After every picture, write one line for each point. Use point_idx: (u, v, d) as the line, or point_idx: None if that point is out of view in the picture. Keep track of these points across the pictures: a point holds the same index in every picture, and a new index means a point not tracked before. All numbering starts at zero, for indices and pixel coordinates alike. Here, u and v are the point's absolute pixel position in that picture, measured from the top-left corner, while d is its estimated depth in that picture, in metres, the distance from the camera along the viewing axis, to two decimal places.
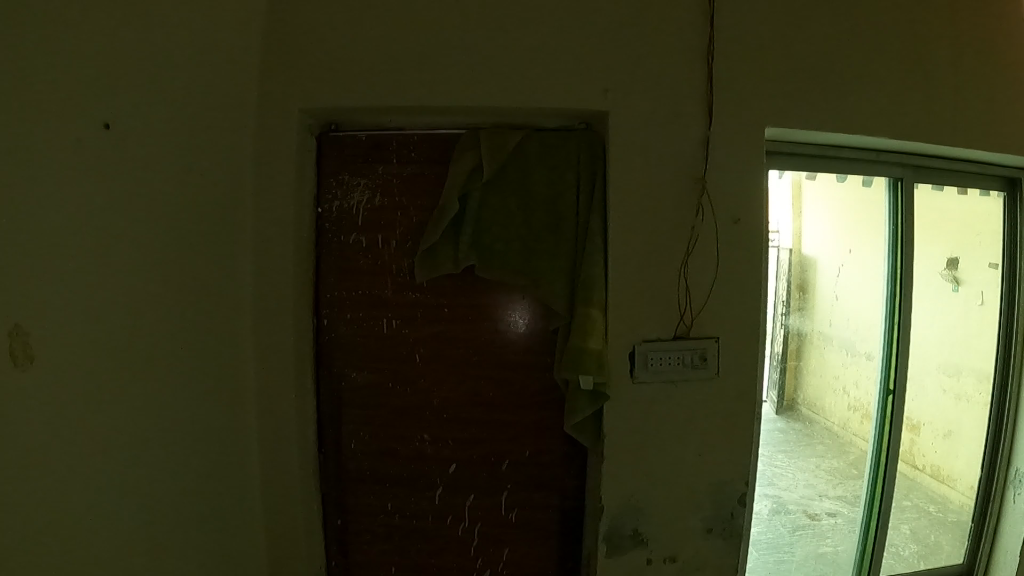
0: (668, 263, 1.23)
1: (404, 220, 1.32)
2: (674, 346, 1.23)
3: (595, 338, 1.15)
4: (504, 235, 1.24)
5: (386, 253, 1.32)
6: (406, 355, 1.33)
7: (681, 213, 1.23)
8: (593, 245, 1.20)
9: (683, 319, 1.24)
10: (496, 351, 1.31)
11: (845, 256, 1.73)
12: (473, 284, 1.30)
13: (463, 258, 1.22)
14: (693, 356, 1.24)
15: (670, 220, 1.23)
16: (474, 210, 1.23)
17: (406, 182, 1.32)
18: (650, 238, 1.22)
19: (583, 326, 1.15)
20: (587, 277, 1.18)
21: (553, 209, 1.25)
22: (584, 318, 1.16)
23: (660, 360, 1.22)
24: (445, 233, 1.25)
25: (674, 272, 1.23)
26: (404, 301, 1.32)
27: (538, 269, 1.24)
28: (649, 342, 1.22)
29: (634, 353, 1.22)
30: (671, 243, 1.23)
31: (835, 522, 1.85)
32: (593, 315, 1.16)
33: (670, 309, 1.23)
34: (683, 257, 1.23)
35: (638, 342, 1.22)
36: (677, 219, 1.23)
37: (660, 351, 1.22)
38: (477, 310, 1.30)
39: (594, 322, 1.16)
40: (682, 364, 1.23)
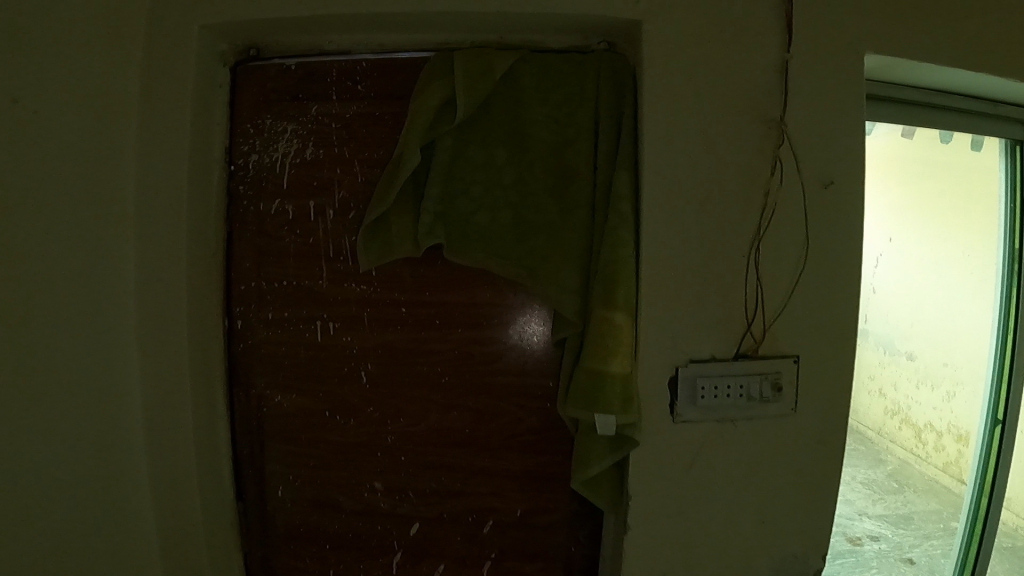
0: (730, 248, 0.83)
1: (347, 181, 0.89)
2: (734, 371, 0.83)
3: (620, 362, 0.76)
4: (484, 204, 0.83)
5: (320, 230, 0.90)
6: (347, 375, 0.91)
7: (749, 173, 0.83)
8: (625, 214, 0.77)
9: (750, 330, 0.84)
10: (472, 372, 0.89)
11: (881, 244, 1.57)
12: (443, 274, 0.88)
13: (421, 237, 0.81)
14: (762, 387, 0.84)
15: (733, 184, 0.83)
16: (441, 165, 0.82)
17: (350, 127, 0.90)
18: (704, 208, 0.82)
19: (601, 341, 0.76)
20: (609, 269, 0.76)
21: (559, 164, 0.84)
22: (601, 330, 0.76)
23: (715, 391, 0.83)
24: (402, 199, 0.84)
25: (738, 263, 0.83)
26: (344, 299, 0.90)
27: (535, 252, 0.83)
28: (700, 366, 0.82)
29: (677, 380, 0.83)
30: (735, 217, 0.83)
31: (879, 549, 1.45)
32: (616, 325, 0.76)
33: (731, 315, 0.83)
34: (753, 237, 0.83)
35: (684, 364, 0.82)
36: (744, 183, 0.83)
37: (715, 379, 0.83)
38: (446, 314, 0.88)
39: (618, 337, 0.76)
40: (745, 398, 0.84)
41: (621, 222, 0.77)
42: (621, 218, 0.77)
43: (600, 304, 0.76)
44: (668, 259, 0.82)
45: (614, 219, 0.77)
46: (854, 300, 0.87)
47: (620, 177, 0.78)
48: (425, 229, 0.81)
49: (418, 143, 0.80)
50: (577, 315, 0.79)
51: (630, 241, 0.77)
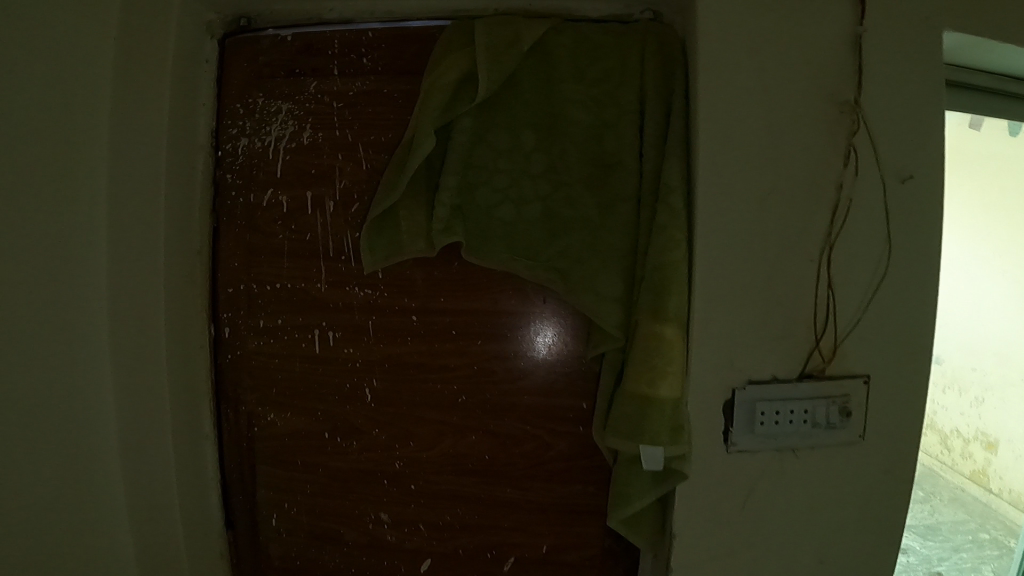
0: (794, 250, 0.71)
1: (348, 169, 0.77)
2: (798, 394, 0.72)
3: (671, 386, 0.64)
4: (509, 196, 0.71)
5: (317, 225, 0.78)
6: (347, 392, 0.79)
7: (818, 164, 0.71)
8: (678, 209, 0.65)
9: (817, 346, 0.72)
10: (494, 392, 0.75)
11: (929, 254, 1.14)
12: (460, 277, 0.74)
13: (436, 234, 0.69)
14: (830, 412, 0.73)
15: (799, 175, 0.71)
16: (460, 151, 0.71)
17: (352, 107, 0.78)
18: (767, 204, 0.70)
19: (648, 360, 0.64)
20: (658, 274, 0.64)
21: (597, 150, 0.71)
22: (648, 347, 0.64)
23: (776, 418, 0.72)
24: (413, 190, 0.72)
25: (804, 268, 0.71)
26: (346, 304, 0.77)
27: (570, 252, 0.71)
28: (759, 389, 0.71)
29: (733, 404, 0.71)
30: (800, 214, 0.71)
31: (905, 562, 1.29)
32: (667, 342, 0.64)
33: (794, 328, 0.72)
34: (823, 238, 0.71)
35: (741, 386, 0.71)
36: (812, 176, 0.71)
37: (776, 404, 0.71)
38: (465, 324, 0.74)
39: (669, 356, 0.64)
40: (810, 426, 0.73)
41: (674, 218, 0.65)
42: (674, 214, 0.65)
43: (647, 316, 0.64)
44: (723, 263, 0.70)
45: (665, 214, 0.65)
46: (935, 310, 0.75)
47: (671, 165, 0.66)
48: (440, 225, 0.69)
49: (432, 124, 0.68)
50: (619, 328, 0.67)
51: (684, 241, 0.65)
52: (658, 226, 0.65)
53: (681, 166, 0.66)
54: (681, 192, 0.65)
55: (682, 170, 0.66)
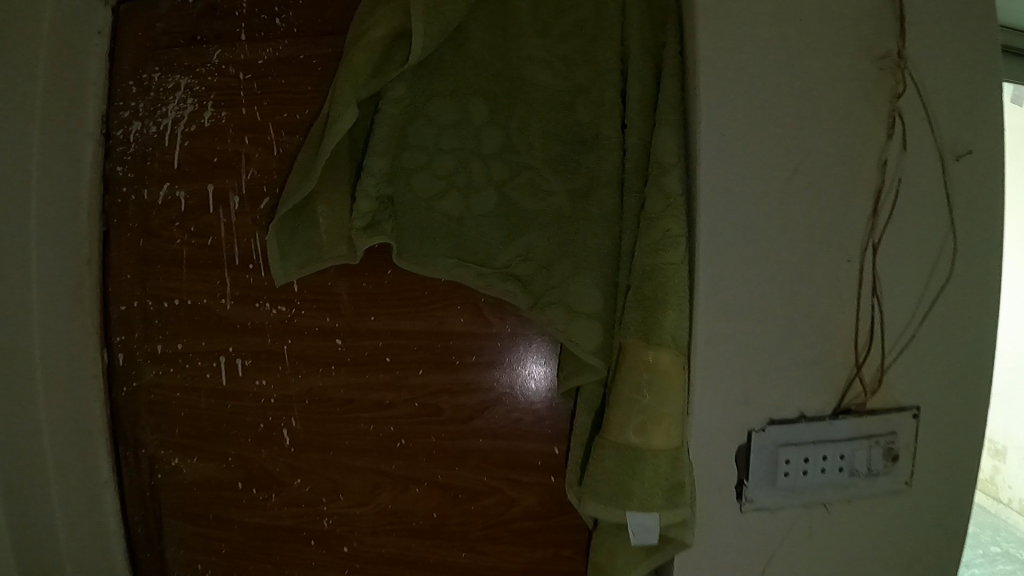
0: (824, 250, 0.55)
1: (256, 155, 0.61)
2: (832, 436, 0.56)
3: (668, 435, 0.48)
4: (456, 185, 0.55)
5: (221, 226, 0.62)
6: (261, 435, 0.62)
7: (854, 138, 0.55)
8: (678, 197, 0.49)
9: (857, 373, 0.56)
10: (441, 435, 0.58)
11: None
12: (395, 290, 0.57)
13: (357, 235, 0.54)
14: (871, 457, 0.57)
15: (829, 152, 0.55)
16: (388, 131, 0.55)
17: (263, 79, 0.62)
18: (789, 189, 0.54)
19: (636, 400, 0.48)
20: (647, 284, 0.48)
21: (567, 125, 0.55)
22: (635, 383, 0.48)
23: (803, 469, 0.56)
24: (331, 178, 0.56)
25: (838, 271, 0.55)
26: (256, 325, 0.61)
27: (535, 256, 0.54)
28: (781, 432, 0.55)
29: (749, 454, 0.55)
30: (831, 202, 0.55)
31: None
32: (661, 375, 0.48)
33: (826, 351, 0.56)
34: (861, 231, 0.56)
35: (758, 429, 0.55)
36: (847, 153, 0.55)
37: (802, 452, 0.55)
38: (402, 350, 0.57)
39: (665, 396, 0.47)
40: (847, 476, 0.57)
41: (672, 208, 0.48)
42: (673, 203, 0.48)
43: (634, 340, 0.48)
44: (734, 268, 0.54)
45: (657, 202, 0.48)
46: (999, 320, 0.59)
47: (666, 139, 0.50)
48: (361, 223, 0.54)
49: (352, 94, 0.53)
50: (598, 355, 0.51)
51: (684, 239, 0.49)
52: (647, 219, 0.48)
53: (679, 140, 0.50)
54: (680, 174, 0.49)
55: (681, 145, 0.50)
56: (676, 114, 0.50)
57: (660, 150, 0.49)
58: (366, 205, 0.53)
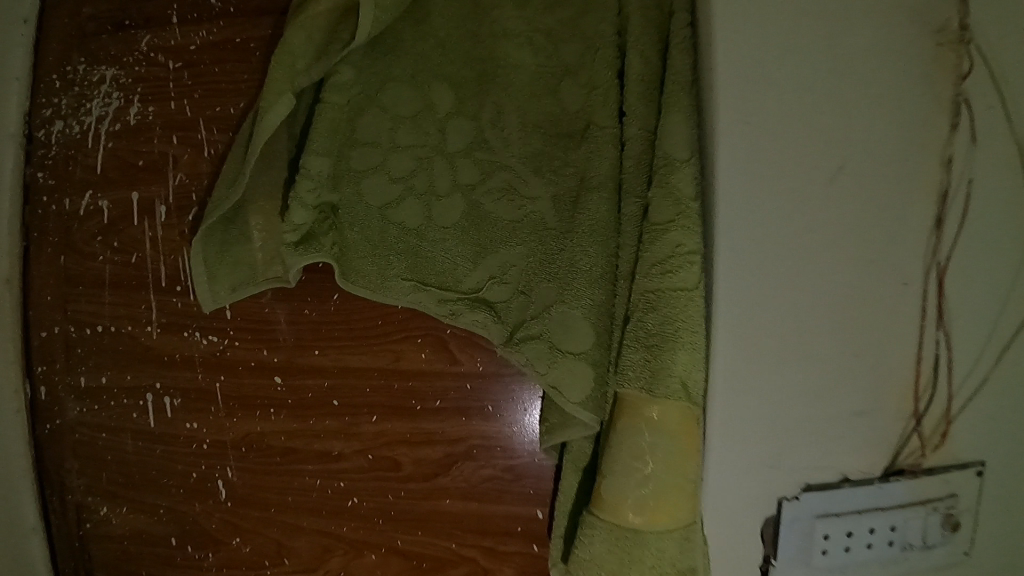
0: (874, 271, 0.43)
1: (185, 157, 0.52)
2: (876, 503, 0.44)
3: (676, 513, 0.37)
4: (416, 192, 0.45)
5: (145, 240, 0.53)
6: (193, 486, 0.52)
7: (917, 127, 0.43)
8: (692, 205, 0.38)
9: (914, 424, 0.45)
10: (400, 493, 0.47)
11: None
12: (344, 318, 0.46)
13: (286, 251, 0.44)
14: (927, 528, 0.45)
15: (880, 148, 0.42)
16: (330, 126, 0.45)
17: (194, 67, 0.53)
18: (831, 194, 0.42)
19: (634, 466, 0.37)
20: (652, 318, 0.38)
21: (551, 115, 0.45)
22: (634, 447, 0.38)
23: (846, 547, 0.44)
24: (260, 182, 0.47)
25: (890, 298, 0.43)
26: (185, 358, 0.51)
27: (511, 277, 0.44)
28: (820, 502, 0.43)
29: (779, 528, 0.44)
30: (878, 213, 0.43)
31: None
32: (667, 438, 0.37)
33: (875, 398, 0.44)
34: (921, 248, 0.44)
35: (791, 497, 0.44)
36: (907, 146, 0.43)
37: (845, 525, 0.44)
38: (353, 391, 0.47)
39: (671, 464, 0.37)
40: (900, 553, 0.45)
41: (683, 220, 0.38)
42: (685, 214, 0.38)
43: (633, 391, 0.38)
44: (762, 297, 0.42)
45: (665, 212, 0.38)
46: None
47: (676, 129, 0.38)
48: (293, 237, 0.44)
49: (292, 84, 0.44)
50: (587, 406, 0.40)
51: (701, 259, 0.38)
52: (649, 235, 0.38)
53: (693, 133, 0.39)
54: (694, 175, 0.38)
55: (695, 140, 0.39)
56: (689, 97, 0.39)
57: (669, 145, 0.38)
58: (300, 217, 0.43)
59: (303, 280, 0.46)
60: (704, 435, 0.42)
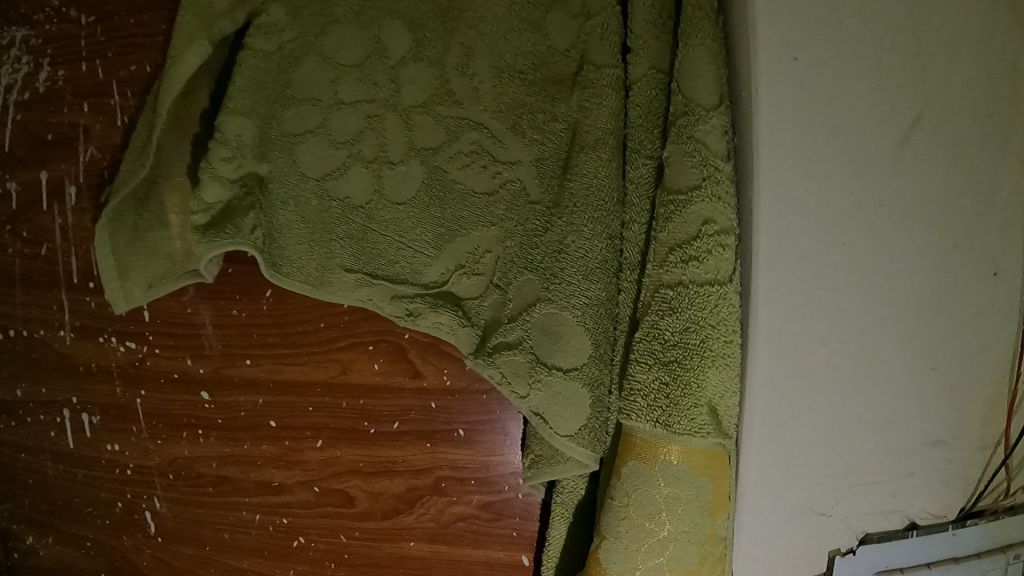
0: (962, 256, 0.31)
1: (97, 129, 0.42)
2: (950, 553, 0.36)
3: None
4: (363, 160, 0.35)
5: (54, 229, 0.43)
6: (120, 518, 0.44)
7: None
8: (724, 167, 0.28)
9: (1004, 453, 0.34)
10: (354, 534, 0.38)
11: None
12: (276, 320, 0.37)
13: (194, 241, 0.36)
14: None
15: (981, 84, 0.30)
16: (256, 84, 0.36)
17: (108, 19, 0.41)
18: (901, 156, 0.30)
19: (644, 527, 0.30)
20: (671, 325, 0.29)
21: (535, 52, 0.33)
22: (648, 506, 0.30)
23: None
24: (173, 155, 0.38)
25: (981, 295, 0.32)
26: (102, 369, 0.42)
27: (482, 268, 0.34)
28: (880, 555, 0.35)
29: None
30: (977, 174, 0.31)
31: None
32: (691, 495, 0.30)
33: (956, 423, 0.33)
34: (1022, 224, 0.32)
35: (846, 551, 0.35)
36: (1013, 84, 0.30)
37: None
38: (293, 410, 0.38)
39: (693, 526, 0.30)
40: None
41: (712, 187, 0.28)
42: (714, 179, 0.28)
43: (644, 428, 0.30)
44: (813, 296, 0.31)
45: (690, 176, 0.28)
46: None
47: (698, 67, 0.28)
48: (203, 219, 0.36)
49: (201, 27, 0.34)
50: (582, 440, 0.31)
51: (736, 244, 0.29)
52: (663, 212, 0.29)
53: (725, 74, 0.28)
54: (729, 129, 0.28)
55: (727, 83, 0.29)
56: (718, 28, 0.29)
57: (691, 87, 0.28)
58: (212, 193, 0.35)
59: (227, 273, 0.38)
60: (736, 476, 0.32)
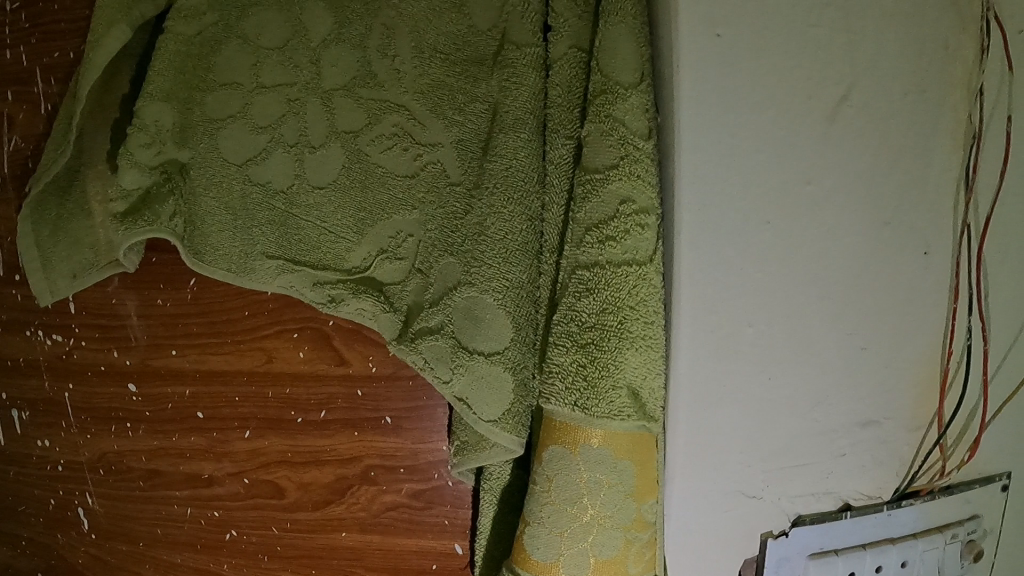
0: (890, 237, 0.31)
1: (21, 117, 0.41)
2: (882, 534, 0.35)
3: (624, 571, 0.29)
4: (284, 144, 0.34)
5: None
6: (53, 515, 0.43)
7: (964, 26, 0.29)
8: (645, 145, 0.27)
9: (937, 435, 0.33)
10: (286, 525, 0.38)
11: None
12: (200, 310, 0.37)
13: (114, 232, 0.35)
14: (944, 560, 0.35)
15: (912, 62, 0.29)
16: (176, 67, 0.34)
17: (30, 4, 0.40)
18: (828, 134, 0.29)
19: (567, 511, 0.29)
20: (588, 307, 0.28)
21: (455, 32, 0.32)
22: (571, 492, 0.29)
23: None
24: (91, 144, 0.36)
25: (906, 275, 0.31)
26: (29, 364, 0.41)
27: (402, 253, 0.33)
28: (815, 539, 0.34)
29: (765, 567, 0.35)
30: (907, 153, 0.30)
31: None
32: (613, 480, 0.29)
33: (889, 407, 0.32)
34: (948, 201, 0.30)
35: (779, 533, 0.34)
36: (946, 62, 0.29)
37: (842, 565, 0.35)
38: (219, 400, 0.37)
39: (617, 512, 0.29)
40: None
41: (631, 166, 0.27)
42: (633, 157, 0.27)
43: (563, 411, 0.28)
44: (736, 277, 0.30)
45: (608, 155, 0.27)
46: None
47: (618, 44, 0.27)
48: (120, 207, 0.35)
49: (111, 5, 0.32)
50: (507, 426, 0.31)
51: (658, 224, 0.28)
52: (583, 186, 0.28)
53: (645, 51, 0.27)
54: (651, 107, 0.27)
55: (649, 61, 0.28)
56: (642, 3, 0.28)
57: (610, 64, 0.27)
58: (130, 180, 0.35)
59: (150, 262, 0.37)
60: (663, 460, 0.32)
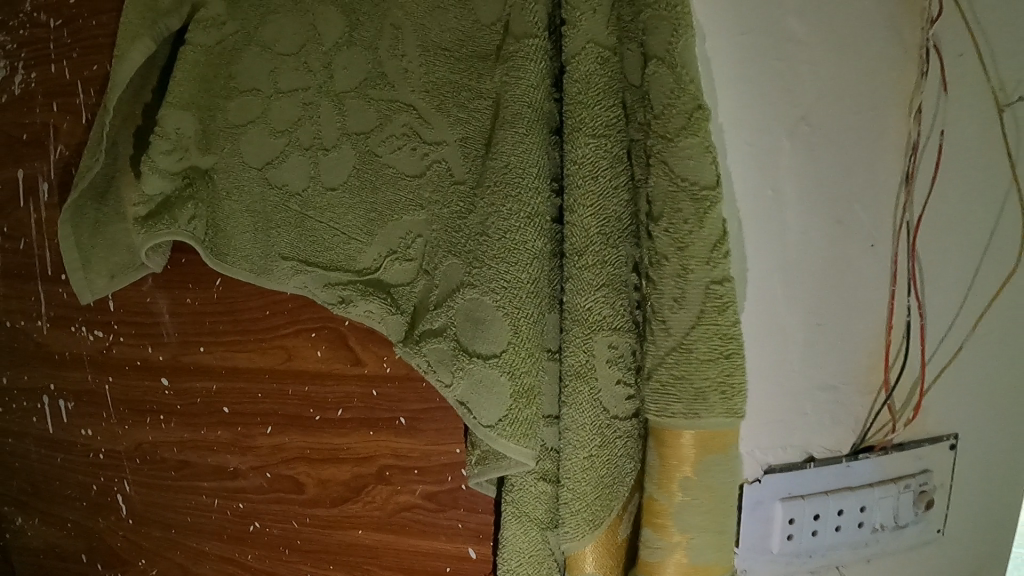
0: (856, 215, 0.30)
1: (64, 127, 0.43)
2: (847, 479, 0.32)
3: None
4: (300, 147, 0.34)
5: (31, 224, 0.45)
6: (96, 500, 0.46)
7: None
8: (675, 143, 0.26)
9: (885, 398, 0.32)
10: (305, 520, 0.39)
11: None
12: (223, 308, 0.38)
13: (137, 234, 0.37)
14: (900, 506, 0.33)
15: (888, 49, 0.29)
16: (197, 77, 0.35)
17: (72, 20, 0.42)
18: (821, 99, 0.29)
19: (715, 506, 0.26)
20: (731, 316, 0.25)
21: (461, 29, 0.31)
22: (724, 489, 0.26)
23: (810, 534, 0.32)
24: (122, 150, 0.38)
25: (858, 263, 0.31)
26: (73, 357, 0.44)
27: (411, 252, 0.33)
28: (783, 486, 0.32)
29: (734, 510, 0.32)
30: (863, 134, 0.29)
31: None
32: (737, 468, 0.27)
33: (848, 384, 0.31)
34: (893, 193, 0.30)
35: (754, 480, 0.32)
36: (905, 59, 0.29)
37: (808, 509, 0.32)
38: (243, 396, 0.39)
39: None
40: (869, 536, 0.33)
41: None
42: None
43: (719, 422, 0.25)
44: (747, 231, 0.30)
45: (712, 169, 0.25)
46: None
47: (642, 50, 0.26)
48: (142, 211, 0.37)
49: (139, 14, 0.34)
50: (504, 432, 0.29)
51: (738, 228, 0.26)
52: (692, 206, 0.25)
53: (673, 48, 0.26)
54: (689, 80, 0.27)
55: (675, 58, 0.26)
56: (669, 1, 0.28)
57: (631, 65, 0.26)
58: (152, 185, 0.36)
59: (178, 263, 0.39)
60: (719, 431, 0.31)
